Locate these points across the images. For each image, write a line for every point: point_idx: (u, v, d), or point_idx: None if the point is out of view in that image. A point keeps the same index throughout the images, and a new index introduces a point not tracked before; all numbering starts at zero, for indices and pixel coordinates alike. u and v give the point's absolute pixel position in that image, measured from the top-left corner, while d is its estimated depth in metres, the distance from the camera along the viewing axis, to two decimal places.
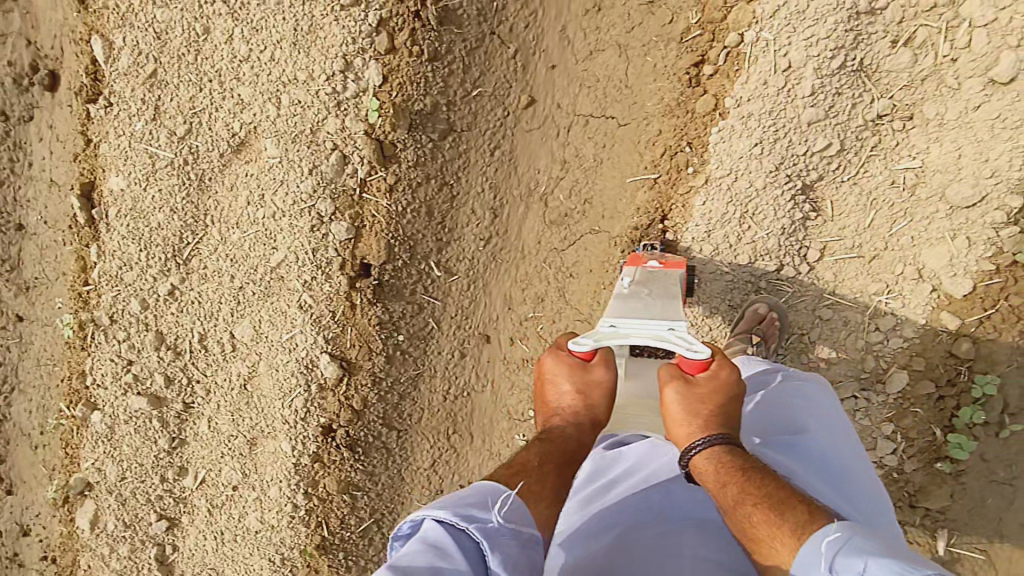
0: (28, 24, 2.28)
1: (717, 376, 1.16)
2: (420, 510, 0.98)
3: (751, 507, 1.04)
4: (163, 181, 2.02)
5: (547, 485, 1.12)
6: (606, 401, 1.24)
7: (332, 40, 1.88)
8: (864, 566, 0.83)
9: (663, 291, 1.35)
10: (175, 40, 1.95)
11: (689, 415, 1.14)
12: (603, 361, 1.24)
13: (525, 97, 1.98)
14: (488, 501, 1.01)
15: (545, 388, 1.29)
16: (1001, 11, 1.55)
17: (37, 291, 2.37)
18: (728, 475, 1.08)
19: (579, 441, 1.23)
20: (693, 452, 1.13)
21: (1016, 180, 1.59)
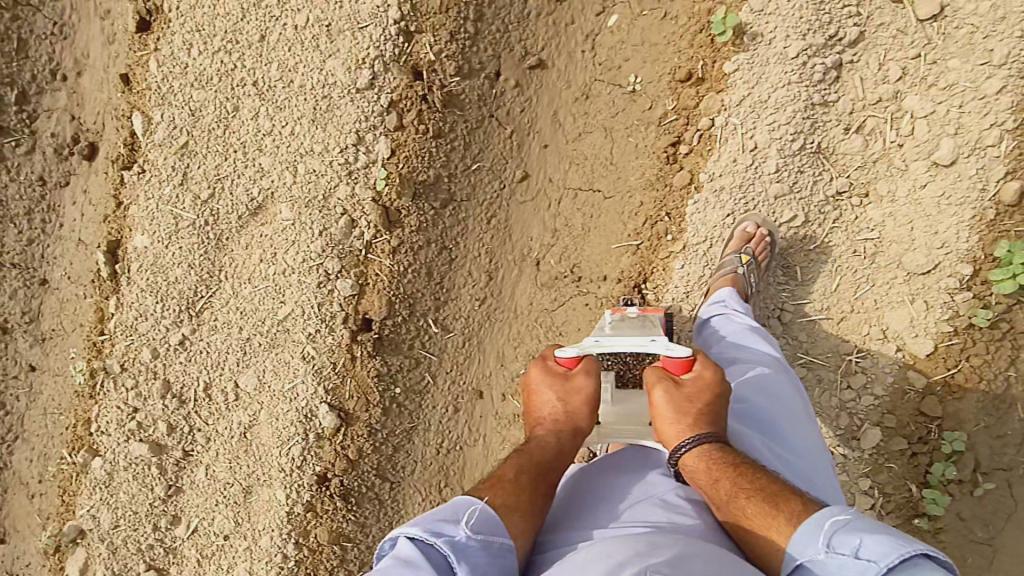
0: (74, 101, 2.54)
1: (702, 377, 1.32)
2: (395, 529, 1.08)
3: (745, 501, 1.15)
4: (184, 239, 2.19)
5: (521, 499, 1.19)
6: (587, 408, 1.35)
7: (347, 117, 2.09)
8: (861, 541, 1.00)
9: (643, 323, 1.59)
10: (207, 116, 2.18)
11: (678, 415, 1.27)
12: (586, 369, 1.39)
13: (520, 172, 2.20)
14: (460, 516, 1.10)
15: (531, 399, 1.41)
16: (938, 105, 1.79)
17: (53, 342, 2.51)
18: (720, 473, 1.19)
19: (558, 449, 1.32)
20: (683, 451, 1.24)
21: (964, 250, 1.75)
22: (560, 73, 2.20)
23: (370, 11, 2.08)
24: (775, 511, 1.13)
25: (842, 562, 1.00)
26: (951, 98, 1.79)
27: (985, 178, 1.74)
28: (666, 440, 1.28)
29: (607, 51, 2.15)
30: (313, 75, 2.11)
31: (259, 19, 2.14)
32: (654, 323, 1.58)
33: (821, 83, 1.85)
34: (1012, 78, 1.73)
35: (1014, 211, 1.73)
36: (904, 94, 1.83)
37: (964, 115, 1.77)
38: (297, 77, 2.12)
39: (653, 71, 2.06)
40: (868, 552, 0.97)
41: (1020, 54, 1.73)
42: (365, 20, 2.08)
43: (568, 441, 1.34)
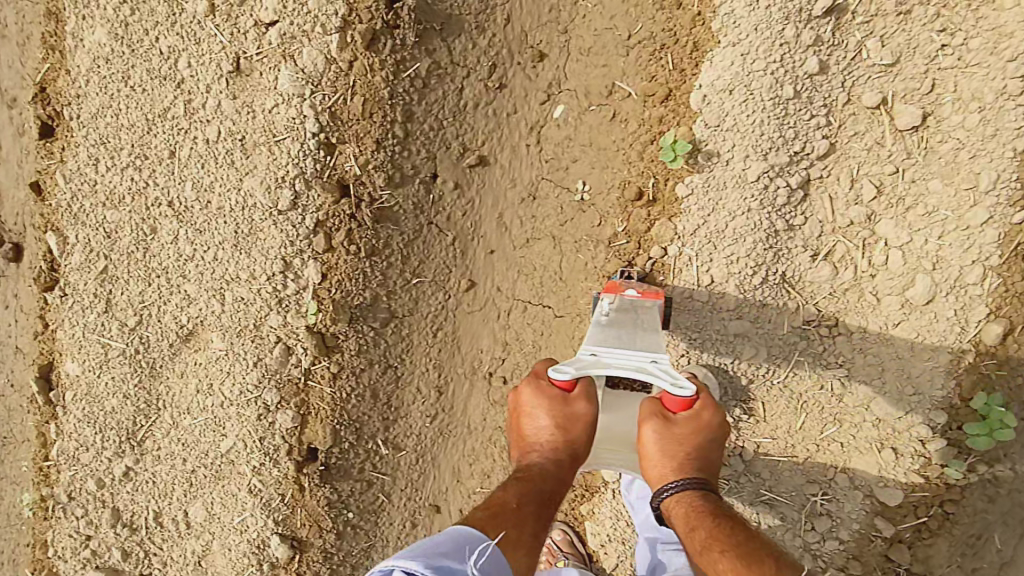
0: None
1: (697, 417, 1.31)
2: (391, 561, 1.03)
3: (718, 555, 1.17)
4: (116, 369, 2.07)
5: (525, 532, 1.23)
6: (587, 434, 1.35)
7: (272, 242, 1.92)
8: None
9: (642, 325, 1.40)
10: (125, 239, 2.02)
11: (665, 457, 1.28)
12: (585, 395, 1.36)
13: (465, 281, 2.04)
14: (463, 554, 1.09)
15: (525, 422, 1.40)
16: (915, 233, 1.62)
17: (5, 448, 2.28)
18: (697, 521, 1.23)
19: (557, 477, 1.35)
20: (667, 493, 1.29)
21: (940, 397, 1.61)
22: (503, 169, 1.98)
23: (285, 121, 1.87)
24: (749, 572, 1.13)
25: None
26: (930, 226, 1.61)
27: (964, 318, 1.59)
28: (652, 475, 1.32)
29: (553, 147, 1.94)
30: (230, 196, 1.93)
31: (166, 132, 1.95)
32: (650, 326, 1.39)
33: (785, 206, 1.66)
34: (999, 207, 1.54)
35: (993, 350, 1.59)
36: (878, 216, 1.65)
37: (942, 247, 1.59)
38: (214, 199, 1.95)
39: (602, 180, 1.87)
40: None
41: (1009, 179, 1.53)
42: (281, 133, 1.87)
43: (566, 466, 1.37)
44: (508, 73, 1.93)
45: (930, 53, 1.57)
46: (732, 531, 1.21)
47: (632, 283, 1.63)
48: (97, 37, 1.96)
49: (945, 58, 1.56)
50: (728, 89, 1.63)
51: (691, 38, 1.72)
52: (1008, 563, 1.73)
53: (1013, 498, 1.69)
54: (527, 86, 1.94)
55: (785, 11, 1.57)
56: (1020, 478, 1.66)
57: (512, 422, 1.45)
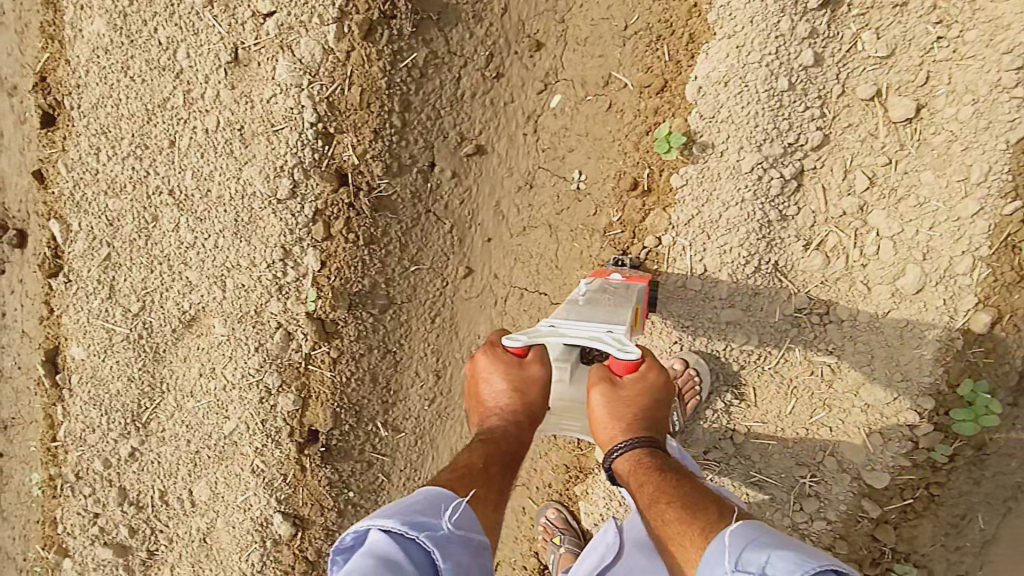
0: None
1: (643, 378, 1.34)
2: (367, 520, 1.07)
3: (665, 507, 1.19)
4: (120, 354, 2.12)
5: (493, 489, 1.29)
6: (541, 395, 1.43)
7: (271, 230, 1.95)
8: (768, 558, 0.94)
9: (609, 299, 1.46)
10: (127, 227, 2.05)
11: (613, 419, 1.33)
12: (538, 357, 1.42)
13: (462, 269, 2.07)
14: (438, 511, 1.12)
15: (482, 387, 1.45)
16: (907, 225, 1.63)
17: (15, 429, 2.34)
18: (646, 476, 1.27)
19: (517, 438, 1.41)
20: (617, 453, 1.33)
21: (927, 384, 1.64)
22: (500, 157, 2.00)
23: (283, 111, 1.88)
24: (692, 520, 1.14)
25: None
26: (922, 217, 1.62)
27: (953, 307, 1.61)
28: (603, 438, 1.36)
29: (550, 136, 1.96)
30: (230, 184, 1.96)
31: (165, 121, 1.97)
32: (620, 302, 1.45)
33: (778, 196, 1.68)
34: (989, 199, 1.55)
35: (982, 339, 1.62)
36: (869, 207, 1.66)
37: (933, 238, 1.61)
38: (214, 187, 1.97)
39: (598, 169, 1.88)
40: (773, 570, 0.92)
41: (1000, 171, 1.54)
42: (279, 122, 1.89)
43: (524, 428, 1.43)
44: (506, 62, 1.94)
45: (926, 45, 1.57)
46: (678, 482, 1.24)
47: (619, 269, 1.71)
48: (96, 27, 1.96)
49: (941, 50, 1.57)
50: (724, 80, 1.64)
51: (687, 29, 1.73)
52: (989, 541, 1.79)
53: (997, 480, 1.73)
54: (524, 74, 1.95)
55: (780, 3, 1.58)
56: (1003, 461, 1.71)
57: (469, 391, 1.49)
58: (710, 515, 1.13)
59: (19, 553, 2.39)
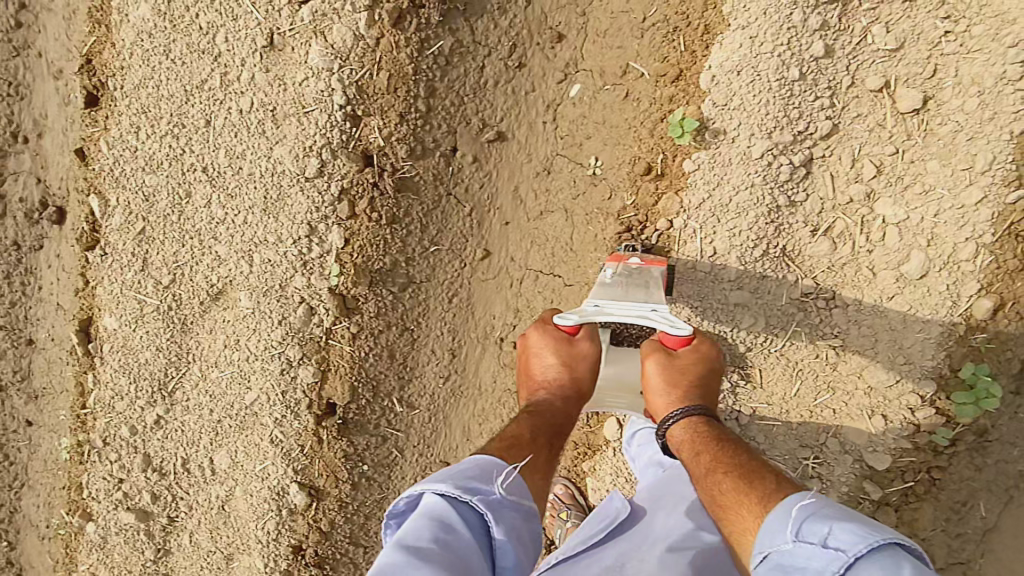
0: (38, 163, 2.32)
1: (696, 350, 1.47)
2: (421, 485, 1.12)
3: (721, 476, 1.24)
4: (150, 324, 2.21)
5: (541, 459, 1.32)
6: (591, 371, 1.48)
7: (299, 208, 2.04)
8: (831, 529, 0.96)
9: (643, 282, 1.54)
10: (161, 202, 2.15)
11: (669, 387, 1.42)
12: (589, 335, 1.50)
13: (480, 251, 2.14)
14: (488, 476, 1.17)
15: (532, 362, 1.51)
16: (912, 212, 1.68)
17: (45, 398, 2.43)
18: (702, 446, 1.33)
19: (564, 412, 1.45)
20: (672, 421, 1.40)
21: (930, 368, 1.69)
22: (520, 144, 2.07)
23: (315, 94, 1.98)
24: (748, 489, 1.18)
25: (809, 552, 0.97)
26: (926, 205, 1.67)
27: (957, 293, 1.66)
28: (657, 407, 1.45)
29: (568, 124, 2.02)
30: (260, 163, 2.05)
31: (202, 102, 2.07)
32: (653, 285, 1.53)
33: (788, 182, 1.73)
34: (994, 187, 1.60)
35: (985, 325, 1.67)
36: (876, 195, 1.72)
37: (938, 226, 1.66)
38: (245, 165, 2.07)
39: (614, 156, 1.96)
40: (836, 541, 0.94)
41: (1005, 160, 1.58)
42: (311, 104, 1.98)
43: (573, 403, 1.48)
44: (528, 53, 2.01)
45: (934, 39, 1.63)
46: (733, 454, 1.28)
47: (635, 253, 1.72)
48: (142, 13, 2.08)
49: (948, 44, 1.62)
50: (737, 71, 1.72)
51: (703, 21, 1.80)
52: (991, 530, 1.81)
53: (1000, 467, 1.77)
54: (545, 65, 2.02)
55: None
56: (1006, 448, 1.76)
57: (519, 364, 1.56)
58: (766, 485, 1.17)
59: (43, 519, 2.46)
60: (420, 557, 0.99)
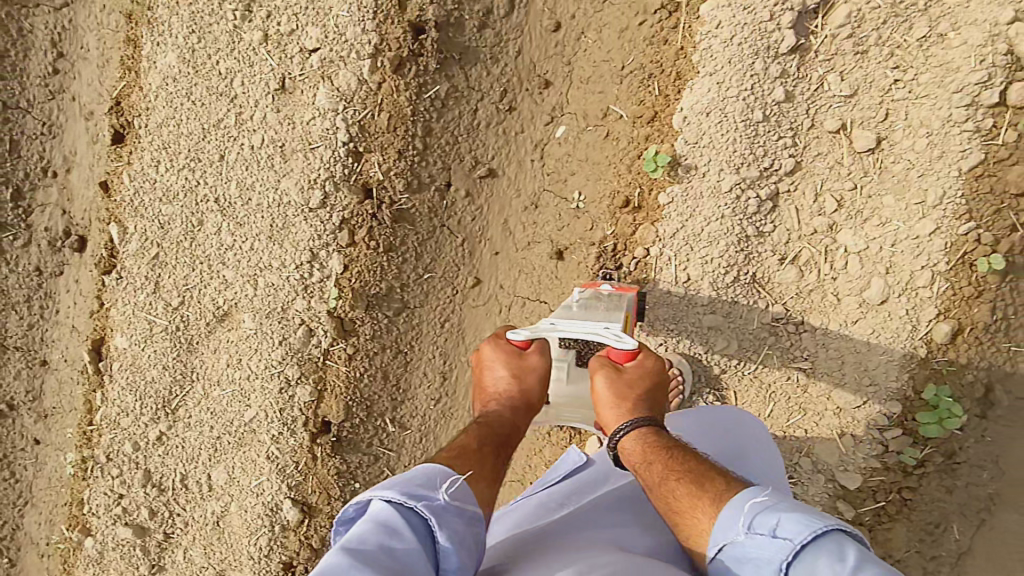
0: (65, 196, 2.50)
1: (641, 365, 1.48)
2: (369, 492, 1.12)
3: (673, 483, 1.23)
4: (158, 344, 2.34)
5: (488, 466, 1.35)
6: (540, 384, 1.55)
7: (302, 235, 2.19)
8: (778, 519, 1.01)
9: (604, 306, 1.60)
10: (175, 229, 2.31)
11: (617, 401, 1.42)
12: (539, 349, 1.56)
13: (471, 279, 2.27)
14: (435, 483, 1.17)
15: (485, 375, 1.59)
16: (871, 242, 1.80)
17: (54, 417, 2.54)
18: (653, 455, 1.32)
19: (513, 422, 1.51)
20: (621, 434, 1.39)
21: (894, 389, 1.78)
22: (510, 181, 2.22)
23: (321, 132, 2.14)
24: (700, 492, 1.19)
25: (760, 541, 1.01)
26: (884, 235, 1.78)
27: (916, 317, 1.76)
28: (607, 421, 1.44)
29: (555, 162, 2.17)
30: (268, 194, 2.21)
31: (218, 139, 2.25)
32: (617, 309, 1.59)
33: (757, 214, 1.86)
34: (946, 219, 1.72)
35: (944, 348, 1.76)
36: (838, 226, 1.83)
37: (895, 255, 1.77)
38: (254, 196, 2.23)
39: (596, 190, 2.10)
40: (784, 531, 0.98)
41: (954, 195, 1.70)
42: (316, 141, 2.15)
43: (522, 413, 1.53)
44: (518, 98, 2.17)
45: (885, 87, 1.75)
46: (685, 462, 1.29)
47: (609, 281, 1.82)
48: (168, 60, 2.27)
49: (898, 91, 1.75)
50: (705, 113, 1.85)
51: (675, 69, 1.94)
52: (965, 553, 1.84)
53: (971, 491, 1.82)
54: (533, 109, 2.18)
55: (754, 47, 1.78)
56: (976, 472, 1.80)
57: (474, 377, 1.63)
58: (718, 487, 1.19)
59: (44, 536, 2.53)
60: (361, 560, 0.98)
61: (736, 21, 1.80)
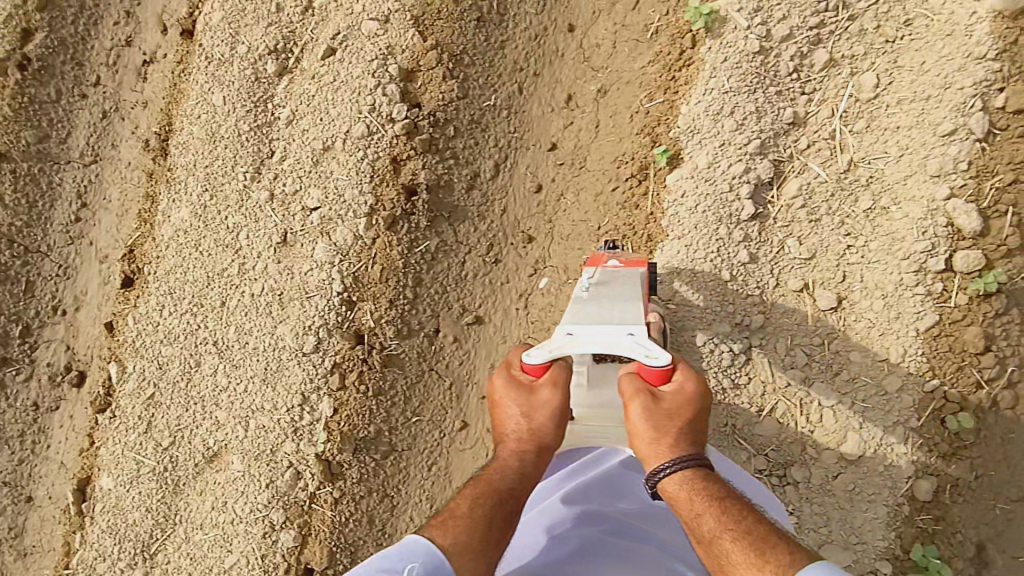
0: (70, 332, 2.62)
1: (680, 391, 1.31)
2: None
3: (729, 544, 1.19)
4: (144, 485, 2.35)
5: (475, 535, 1.24)
6: (551, 422, 1.36)
7: (295, 378, 2.26)
8: None
9: (619, 299, 1.44)
10: (172, 370, 2.39)
11: (657, 436, 1.28)
12: (551, 380, 1.36)
13: (458, 422, 2.31)
14: (401, 567, 1.15)
15: (497, 411, 1.42)
16: (844, 396, 1.84)
17: (32, 558, 2.49)
18: (702, 505, 1.24)
19: (522, 470, 1.36)
20: (663, 473, 1.28)
21: (882, 548, 1.76)
22: (497, 327, 2.32)
23: (318, 282, 2.27)
24: (761, 560, 1.15)
25: None
26: (854, 390, 1.84)
27: (895, 475, 1.77)
28: (645, 456, 1.30)
29: (538, 310, 2.28)
30: (265, 338, 2.31)
31: (221, 287, 2.39)
32: (633, 301, 1.43)
33: (729, 366, 1.89)
34: (911, 377, 1.79)
35: (929, 506, 1.77)
36: (812, 379, 1.87)
37: (867, 410, 1.82)
38: (251, 340, 2.33)
39: None
40: None
41: (916, 354, 1.79)
42: (313, 290, 2.27)
43: (531, 459, 1.38)
44: (504, 250, 2.32)
45: (839, 250, 1.88)
46: (737, 513, 1.23)
47: (613, 255, 1.74)
48: (182, 214, 2.46)
49: (852, 255, 1.87)
50: (675, 271, 1.96)
51: (647, 231, 2.08)
52: None
53: None
54: (518, 260, 2.32)
55: (717, 215, 1.93)
56: None
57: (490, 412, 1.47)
58: (780, 555, 1.15)
59: None
60: None
61: (699, 191, 1.96)
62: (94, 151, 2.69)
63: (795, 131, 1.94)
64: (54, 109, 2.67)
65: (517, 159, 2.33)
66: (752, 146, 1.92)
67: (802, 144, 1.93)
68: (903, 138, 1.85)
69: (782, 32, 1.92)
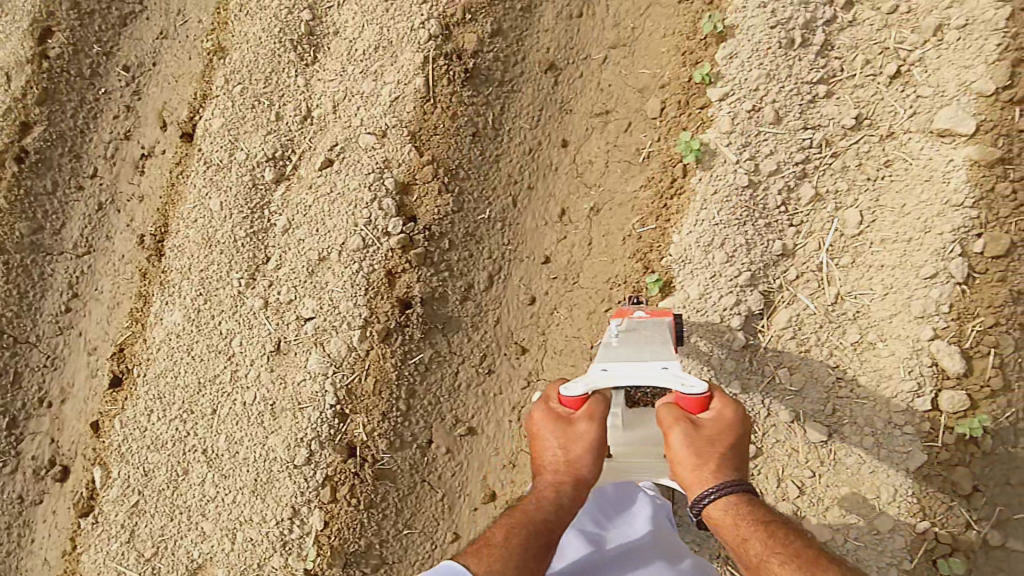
0: (55, 425, 2.58)
1: (720, 418, 1.38)
2: None
3: (776, 564, 1.26)
4: None
5: (510, 562, 1.28)
6: (588, 454, 1.43)
7: (284, 491, 2.23)
8: None
9: (647, 334, 1.51)
10: (159, 477, 2.36)
11: (701, 463, 1.34)
12: (589, 414, 1.44)
13: (450, 533, 2.28)
14: None
15: (536, 445, 1.50)
16: (836, 531, 1.85)
17: None
18: (747, 529, 1.30)
19: (558, 500, 1.42)
20: (708, 499, 1.34)
21: None
22: (490, 437, 2.31)
23: (310, 393, 2.26)
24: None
25: None
26: (846, 527, 1.84)
27: None
28: (688, 482, 1.37)
29: None
30: (255, 449, 2.29)
31: (212, 393, 2.37)
32: (662, 335, 1.50)
33: None
34: (902, 516, 1.80)
35: None
36: (803, 513, 1.88)
37: (859, 547, 1.83)
38: (241, 450, 2.30)
39: None
40: None
41: (906, 493, 1.81)
42: (305, 401, 2.26)
43: (569, 490, 1.44)
44: (497, 360, 2.33)
45: (829, 383, 1.91)
46: (782, 536, 1.31)
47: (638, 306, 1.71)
48: (174, 317, 2.45)
49: (841, 388, 1.90)
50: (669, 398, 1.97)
51: None
52: None
53: None
54: (511, 371, 2.33)
55: (709, 344, 1.96)
56: None
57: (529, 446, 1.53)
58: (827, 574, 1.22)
59: None
60: None
61: (691, 321, 1.99)
62: (88, 243, 2.69)
63: (784, 262, 1.98)
64: (49, 201, 2.67)
65: (511, 270, 2.35)
66: (742, 279, 1.96)
67: (791, 276, 1.98)
68: (887, 277, 1.90)
69: (770, 166, 1.98)
